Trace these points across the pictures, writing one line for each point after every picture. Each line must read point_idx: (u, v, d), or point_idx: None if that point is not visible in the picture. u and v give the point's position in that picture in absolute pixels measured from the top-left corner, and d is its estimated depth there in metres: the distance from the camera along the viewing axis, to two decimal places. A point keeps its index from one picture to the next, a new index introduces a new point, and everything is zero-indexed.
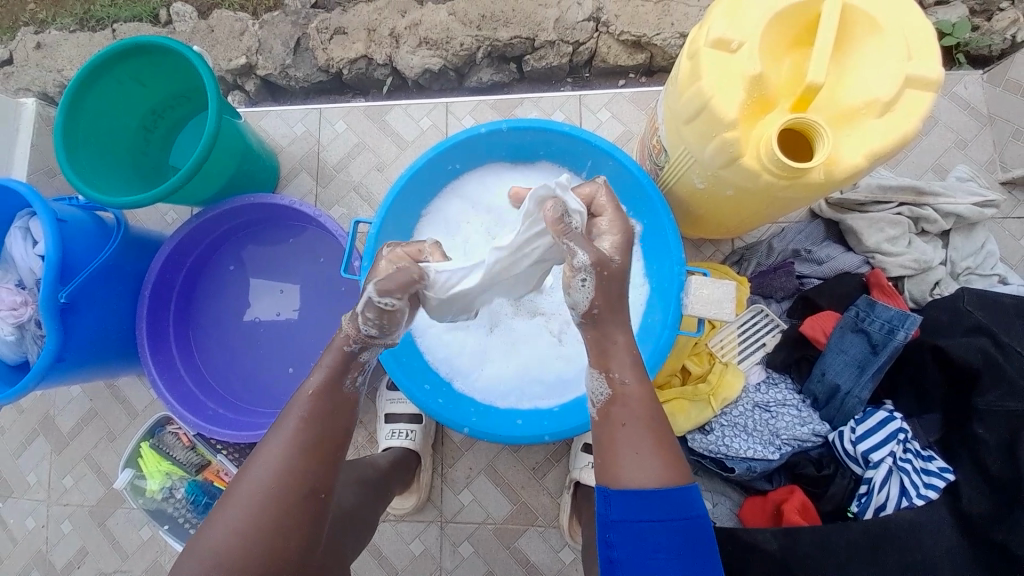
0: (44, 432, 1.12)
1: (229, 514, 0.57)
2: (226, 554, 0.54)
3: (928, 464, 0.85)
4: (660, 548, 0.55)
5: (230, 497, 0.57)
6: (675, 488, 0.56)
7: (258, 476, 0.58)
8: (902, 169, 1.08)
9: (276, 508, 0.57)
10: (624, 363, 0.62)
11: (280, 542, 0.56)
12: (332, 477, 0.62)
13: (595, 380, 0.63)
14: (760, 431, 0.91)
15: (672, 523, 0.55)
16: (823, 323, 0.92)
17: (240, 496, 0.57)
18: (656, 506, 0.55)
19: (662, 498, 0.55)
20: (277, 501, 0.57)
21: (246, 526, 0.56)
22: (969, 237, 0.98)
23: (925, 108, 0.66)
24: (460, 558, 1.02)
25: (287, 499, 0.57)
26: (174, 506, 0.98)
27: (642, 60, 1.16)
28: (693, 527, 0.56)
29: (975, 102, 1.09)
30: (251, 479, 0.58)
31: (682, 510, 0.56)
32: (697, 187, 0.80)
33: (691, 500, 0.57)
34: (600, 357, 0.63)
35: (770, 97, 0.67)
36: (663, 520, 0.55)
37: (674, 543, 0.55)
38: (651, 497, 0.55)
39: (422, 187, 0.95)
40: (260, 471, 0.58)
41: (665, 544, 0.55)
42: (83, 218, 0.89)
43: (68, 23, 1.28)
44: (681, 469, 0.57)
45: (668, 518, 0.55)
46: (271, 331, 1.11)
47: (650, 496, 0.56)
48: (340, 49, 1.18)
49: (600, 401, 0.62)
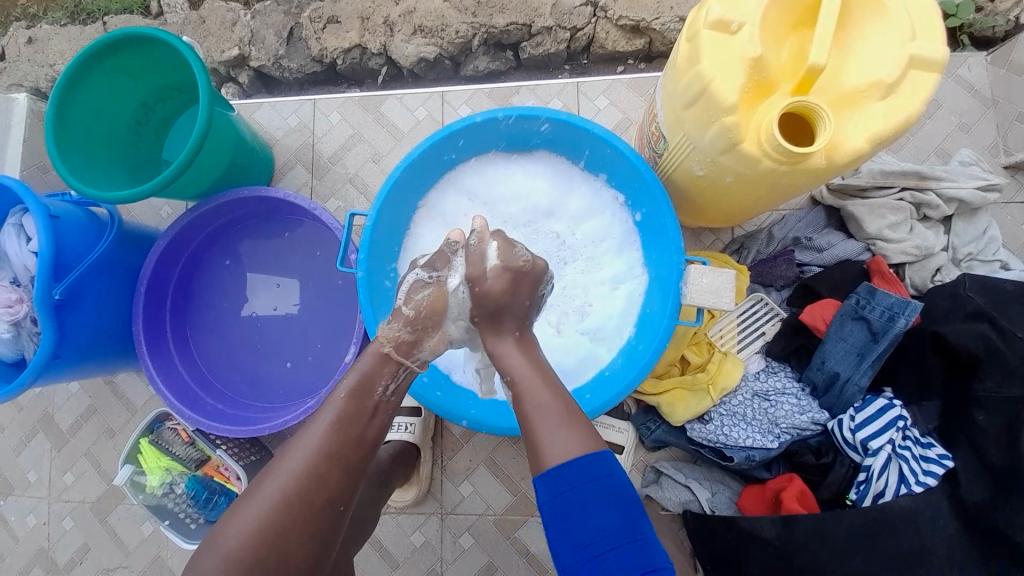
0: (44, 431, 1.12)
1: (244, 511, 0.57)
2: (236, 555, 0.55)
3: (927, 451, 0.85)
4: (584, 520, 0.55)
5: (246, 498, 0.58)
6: (584, 454, 0.57)
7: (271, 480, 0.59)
8: (904, 154, 1.07)
9: (287, 505, 0.57)
10: None
11: (290, 542, 0.57)
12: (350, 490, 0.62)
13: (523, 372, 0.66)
14: (760, 420, 0.91)
15: (592, 486, 0.56)
16: (823, 311, 0.91)
17: (258, 497, 0.58)
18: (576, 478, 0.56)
19: (575, 467, 0.57)
20: (281, 500, 0.57)
21: (261, 527, 0.56)
22: (971, 223, 0.97)
23: (930, 90, 0.64)
24: (461, 550, 1.03)
25: (307, 500, 0.58)
26: (174, 502, 0.99)
27: (640, 46, 1.14)
28: (609, 488, 0.56)
29: (979, 84, 1.07)
30: (266, 484, 0.58)
31: (587, 475, 0.56)
32: (696, 173, 0.79)
33: (603, 462, 0.57)
34: None
35: (770, 82, 0.66)
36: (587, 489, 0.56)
37: (600, 505, 0.55)
38: (568, 471, 0.56)
39: (418, 179, 0.94)
40: (275, 478, 0.59)
41: (593, 511, 0.55)
42: (77, 213, 0.89)
43: (58, 16, 1.26)
44: None
45: (587, 483, 0.56)
46: (269, 325, 1.10)
47: (568, 469, 0.57)
48: (334, 39, 1.16)
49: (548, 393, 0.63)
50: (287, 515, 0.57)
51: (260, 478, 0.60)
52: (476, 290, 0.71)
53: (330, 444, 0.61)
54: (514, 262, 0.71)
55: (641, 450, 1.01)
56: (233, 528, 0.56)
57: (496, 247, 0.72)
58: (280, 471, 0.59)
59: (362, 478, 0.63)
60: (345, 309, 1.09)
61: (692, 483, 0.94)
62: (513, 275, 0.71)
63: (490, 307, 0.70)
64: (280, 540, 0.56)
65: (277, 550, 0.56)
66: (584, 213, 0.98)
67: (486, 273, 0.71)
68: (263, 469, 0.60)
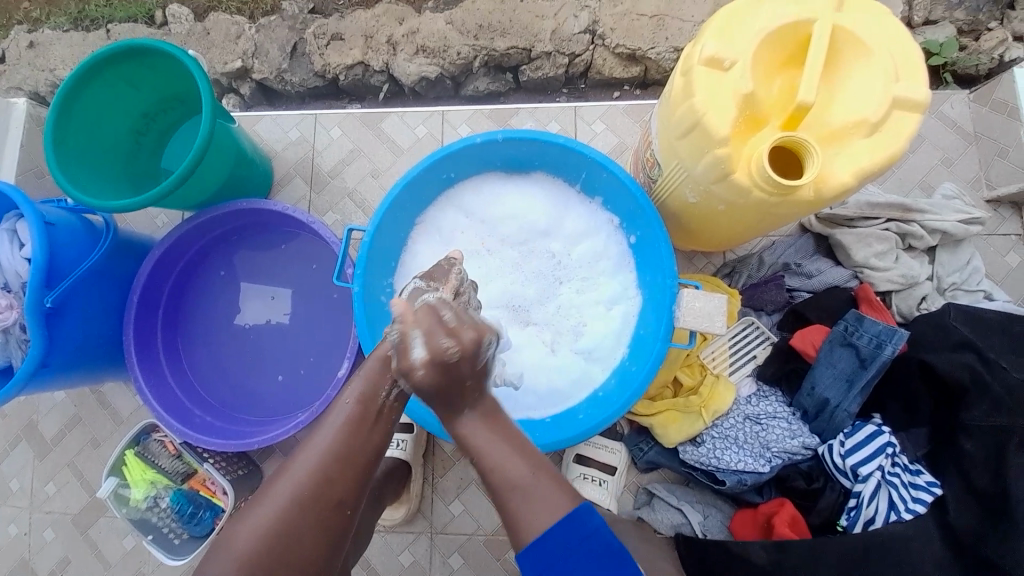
0: (28, 438, 1.10)
1: (251, 522, 0.56)
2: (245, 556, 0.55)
3: (915, 478, 0.85)
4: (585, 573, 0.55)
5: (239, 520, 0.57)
6: (562, 521, 0.55)
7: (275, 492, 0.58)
8: (890, 186, 1.10)
9: (283, 523, 0.56)
10: None
11: (294, 557, 0.56)
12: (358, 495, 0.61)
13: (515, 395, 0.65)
14: (751, 444, 0.92)
15: (581, 548, 0.55)
16: (813, 336, 0.92)
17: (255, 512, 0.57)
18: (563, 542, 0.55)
19: (557, 537, 0.55)
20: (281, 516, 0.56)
21: (265, 545, 0.55)
22: (955, 254, 1.00)
23: (911, 129, 0.67)
24: (450, 570, 1.01)
25: (310, 510, 0.57)
26: (158, 516, 0.96)
27: (637, 72, 1.17)
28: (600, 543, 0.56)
29: (961, 121, 1.12)
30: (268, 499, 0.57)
31: (579, 533, 0.55)
32: (690, 201, 0.81)
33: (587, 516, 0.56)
34: None
35: (761, 115, 0.68)
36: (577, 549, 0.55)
37: (591, 563, 0.55)
38: (550, 539, 0.55)
39: (416, 196, 0.94)
40: (281, 487, 0.58)
41: (587, 562, 0.55)
42: (72, 221, 0.88)
43: (61, 22, 1.27)
44: None
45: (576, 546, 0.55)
46: (261, 336, 1.10)
47: (550, 539, 0.55)
48: (337, 56, 1.18)
49: None
50: (290, 527, 0.56)
51: (255, 496, 0.58)
52: (411, 383, 0.56)
53: (338, 451, 0.60)
54: (441, 351, 0.54)
55: (634, 471, 1.01)
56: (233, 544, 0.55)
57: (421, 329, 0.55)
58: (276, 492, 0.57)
59: (369, 486, 0.62)
60: (339, 322, 1.08)
61: (684, 506, 0.94)
62: (442, 360, 0.54)
63: (434, 395, 0.56)
64: (288, 552, 0.56)
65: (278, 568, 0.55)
66: (581, 233, 0.99)
67: (415, 364, 0.55)
68: (263, 483, 0.59)
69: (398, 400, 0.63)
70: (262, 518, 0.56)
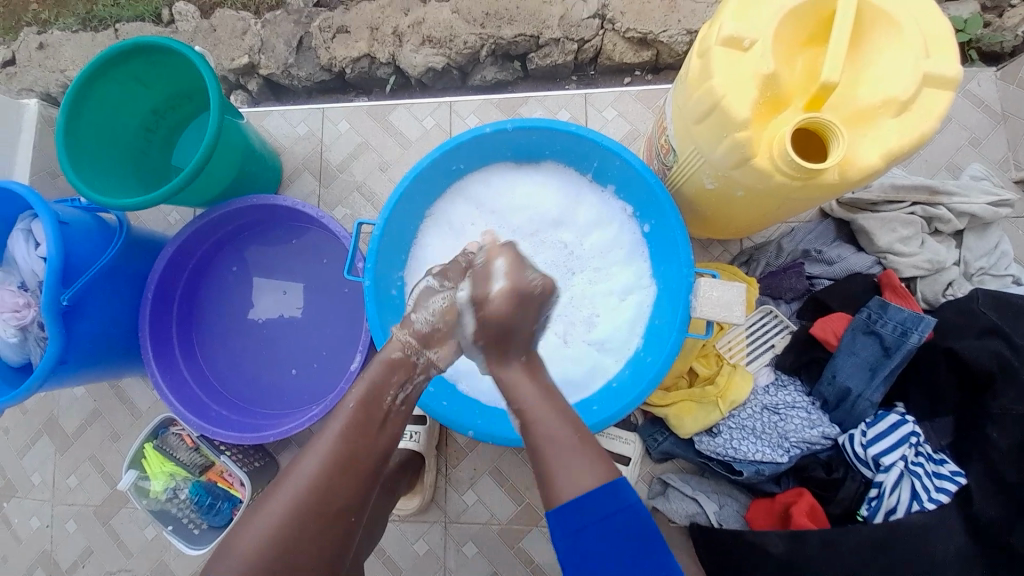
0: (49, 432, 1.12)
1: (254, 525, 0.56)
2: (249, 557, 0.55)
3: (940, 468, 0.83)
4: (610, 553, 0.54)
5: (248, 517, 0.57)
6: (598, 489, 0.55)
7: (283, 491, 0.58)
8: (913, 168, 1.06)
9: (298, 516, 0.56)
10: None
11: (302, 551, 0.56)
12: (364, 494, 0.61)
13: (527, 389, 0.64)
14: (769, 434, 0.90)
15: (609, 520, 0.55)
16: (834, 324, 0.90)
17: (270, 505, 0.57)
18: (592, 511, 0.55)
19: (592, 502, 0.55)
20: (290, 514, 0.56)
21: (275, 537, 0.55)
22: (982, 237, 0.96)
23: (942, 107, 0.64)
24: (464, 558, 1.01)
25: (316, 507, 0.57)
26: (178, 507, 0.98)
27: (647, 57, 1.14)
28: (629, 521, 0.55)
29: (989, 100, 1.07)
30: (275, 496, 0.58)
31: (609, 507, 0.55)
32: (707, 187, 0.79)
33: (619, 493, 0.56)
34: None
35: (783, 96, 0.66)
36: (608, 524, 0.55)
37: (616, 541, 0.54)
38: (585, 503, 0.55)
39: (426, 187, 0.93)
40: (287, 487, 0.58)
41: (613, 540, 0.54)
42: (85, 219, 0.89)
43: (71, 23, 1.28)
44: None
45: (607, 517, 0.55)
46: (274, 332, 1.10)
47: (584, 504, 0.55)
48: (343, 49, 1.17)
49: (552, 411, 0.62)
50: (293, 526, 0.56)
51: (268, 491, 0.59)
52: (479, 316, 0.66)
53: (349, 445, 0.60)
54: (524, 285, 0.66)
55: (648, 461, 0.99)
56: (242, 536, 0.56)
57: (504, 265, 0.68)
58: (291, 483, 0.58)
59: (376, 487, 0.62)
60: (351, 316, 1.08)
61: (699, 496, 0.92)
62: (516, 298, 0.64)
63: (494, 331, 0.64)
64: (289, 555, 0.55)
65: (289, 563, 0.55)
66: (592, 223, 0.97)
67: (492, 294, 0.65)
68: (274, 478, 0.60)
69: (403, 403, 0.66)
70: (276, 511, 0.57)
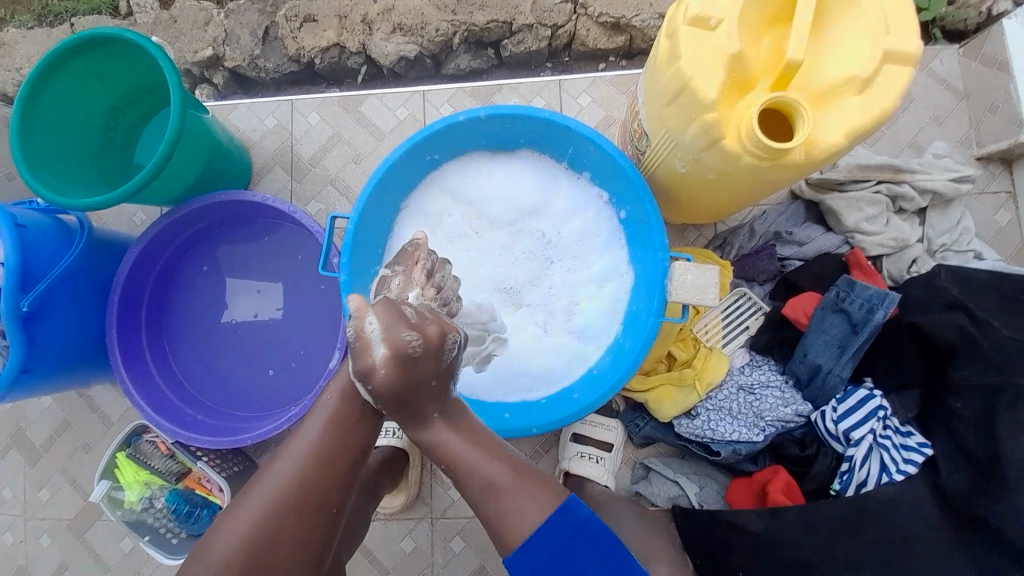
0: (20, 446, 1.09)
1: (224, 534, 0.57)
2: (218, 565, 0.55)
3: (907, 440, 0.87)
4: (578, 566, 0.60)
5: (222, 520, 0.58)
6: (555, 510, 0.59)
7: (257, 497, 0.57)
8: (879, 148, 1.09)
9: (279, 514, 0.57)
10: None
11: (278, 554, 0.56)
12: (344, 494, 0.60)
13: None
14: (745, 414, 0.92)
15: (572, 537, 0.59)
16: (805, 304, 0.92)
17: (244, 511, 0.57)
18: (550, 533, 0.59)
19: (550, 528, 0.59)
20: (266, 522, 0.56)
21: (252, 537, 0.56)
22: (945, 214, 0.99)
23: (903, 85, 0.65)
24: (452, 553, 1.03)
25: (288, 507, 0.57)
26: (154, 517, 0.97)
27: (621, 43, 1.14)
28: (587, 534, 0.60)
29: (951, 78, 1.10)
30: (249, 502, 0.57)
31: (569, 526, 0.59)
32: (679, 171, 0.80)
33: (573, 511, 0.60)
34: None
35: (749, 77, 0.66)
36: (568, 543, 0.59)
37: (586, 551, 0.60)
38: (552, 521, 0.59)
39: (400, 178, 0.92)
40: (261, 492, 0.57)
41: (582, 553, 0.60)
42: (46, 222, 0.85)
43: (26, 20, 1.21)
44: None
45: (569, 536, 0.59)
46: (251, 331, 1.08)
47: (544, 532, 0.59)
48: (311, 38, 1.14)
49: None
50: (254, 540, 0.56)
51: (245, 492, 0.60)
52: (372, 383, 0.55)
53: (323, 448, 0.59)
54: (401, 347, 0.52)
55: (630, 447, 1.01)
56: (215, 547, 0.57)
57: (413, 302, 0.59)
58: (261, 486, 0.58)
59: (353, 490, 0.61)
60: (330, 313, 1.07)
61: (681, 479, 0.95)
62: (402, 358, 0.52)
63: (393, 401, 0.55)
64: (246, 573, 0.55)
65: (258, 565, 0.56)
66: (570, 211, 0.98)
67: (374, 366, 0.52)
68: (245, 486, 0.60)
69: (382, 393, 0.61)
70: (255, 509, 0.57)
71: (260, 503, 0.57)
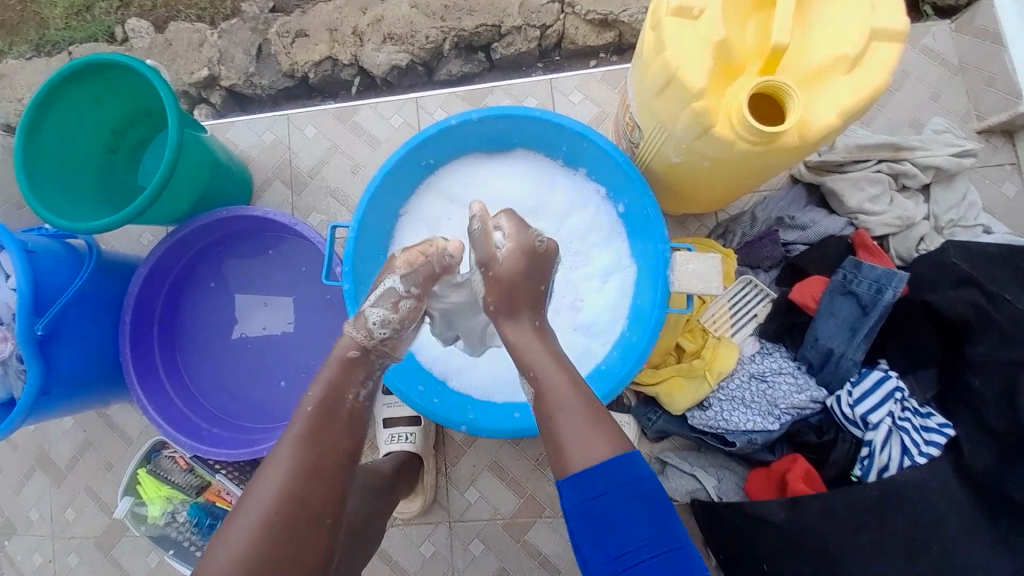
0: (39, 469, 1.10)
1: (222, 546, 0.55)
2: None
3: (928, 421, 0.85)
4: (623, 522, 0.55)
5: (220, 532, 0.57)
6: (602, 466, 0.57)
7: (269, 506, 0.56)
8: (879, 127, 1.08)
9: (278, 527, 0.56)
10: None
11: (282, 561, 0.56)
12: (339, 502, 0.60)
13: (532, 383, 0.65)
14: (759, 402, 0.91)
15: (624, 488, 0.56)
16: (812, 289, 0.91)
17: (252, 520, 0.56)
18: (602, 480, 0.56)
19: (603, 470, 0.56)
20: (272, 530, 0.56)
21: (251, 555, 0.55)
22: (950, 189, 0.98)
23: (895, 60, 0.64)
24: (472, 556, 1.02)
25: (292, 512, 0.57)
26: (177, 530, 0.97)
27: (611, 39, 1.14)
28: (641, 488, 0.56)
29: (947, 53, 1.09)
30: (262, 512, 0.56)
31: (623, 477, 0.56)
32: (673, 161, 0.79)
33: (632, 464, 0.57)
34: None
35: (736, 63, 0.66)
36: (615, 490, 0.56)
37: (634, 510, 0.55)
38: (603, 471, 0.56)
39: (398, 185, 0.92)
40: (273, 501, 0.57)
41: (628, 514, 0.55)
42: (56, 247, 0.86)
43: (23, 50, 1.24)
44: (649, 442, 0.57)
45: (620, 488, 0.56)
46: (258, 345, 1.09)
47: (595, 475, 0.57)
48: (304, 53, 1.15)
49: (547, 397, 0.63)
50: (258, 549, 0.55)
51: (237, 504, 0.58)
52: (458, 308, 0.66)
53: None
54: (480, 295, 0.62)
55: (645, 442, 1.00)
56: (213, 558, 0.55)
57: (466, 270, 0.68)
58: (262, 493, 0.57)
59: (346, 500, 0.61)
60: (335, 323, 1.07)
61: (698, 472, 0.94)
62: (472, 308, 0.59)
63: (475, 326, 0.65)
64: None
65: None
66: (570, 208, 0.97)
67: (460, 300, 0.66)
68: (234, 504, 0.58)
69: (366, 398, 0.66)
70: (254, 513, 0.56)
71: (263, 508, 0.56)
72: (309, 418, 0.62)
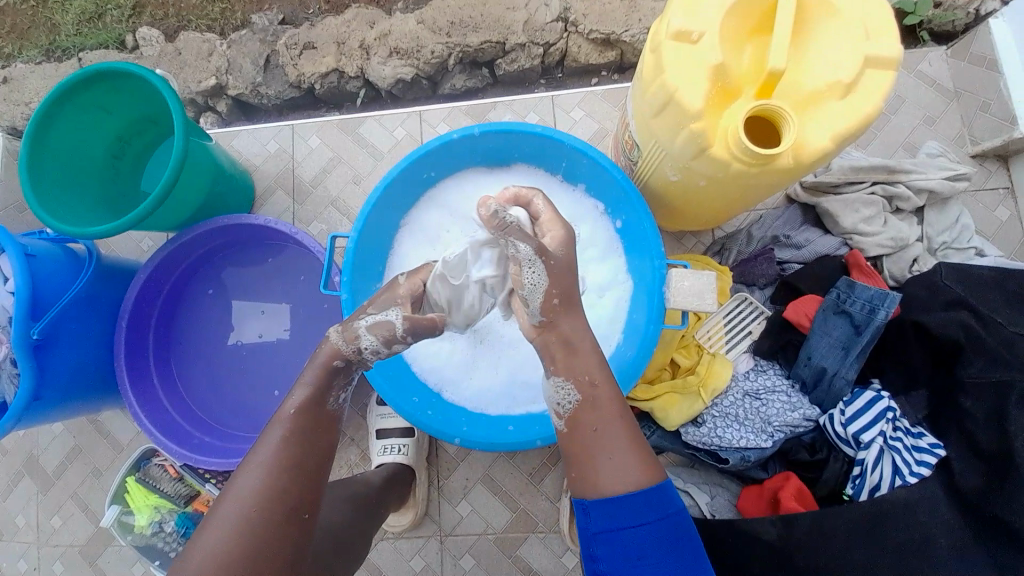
0: (30, 474, 1.09)
1: (206, 540, 0.55)
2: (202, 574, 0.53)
3: (919, 441, 0.84)
4: (648, 553, 0.55)
5: (206, 525, 0.56)
6: (631, 495, 0.55)
7: (254, 513, 0.56)
8: (873, 149, 1.10)
9: (257, 526, 0.56)
10: (592, 364, 0.61)
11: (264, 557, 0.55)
12: (315, 493, 0.61)
13: (562, 390, 0.60)
14: (752, 420, 0.91)
15: (653, 522, 0.55)
16: (806, 307, 0.92)
17: (236, 521, 0.56)
18: (629, 510, 0.55)
19: (635, 500, 0.55)
20: (255, 533, 0.56)
21: (231, 551, 0.54)
22: (943, 212, 0.99)
23: (887, 87, 0.66)
24: (462, 571, 1.01)
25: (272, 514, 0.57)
26: (164, 541, 0.96)
27: (613, 57, 1.16)
28: (671, 524, 0.56)
29: (940, 78, 1.11)
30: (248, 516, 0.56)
31: (653, 511, 0.55)
32: (670, 179, 0.80)
33: (665, 496, 0.56)
34: (569, 360, 0.61)
35: (733, 87, 0.68)
36: (641, 521, 0.55)
37: (662, 544, 0.55)
38: (629, 499, 0.55)
39: (398, 197, 0.94)
40: (258, 509, 0.56)
41: (655, 547, 0.55)
42: (56, 251, 0.87)
43: (34, 55, 1.26)
44: (651, 467, 0.57)
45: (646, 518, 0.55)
46: (255, 353, 1.09)
47: (624, 503, 0.55)
48: (310, 65, 1.17)
49: (568, 412, 0.60)
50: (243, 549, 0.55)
51: (221, 497, 0.58)
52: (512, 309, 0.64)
53: None
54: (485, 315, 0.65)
55: None
56: (196, 552, 0.55)
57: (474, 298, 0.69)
58: (241, 490, 0.57)
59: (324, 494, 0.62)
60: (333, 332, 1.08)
61: (691, 488, 0.93)
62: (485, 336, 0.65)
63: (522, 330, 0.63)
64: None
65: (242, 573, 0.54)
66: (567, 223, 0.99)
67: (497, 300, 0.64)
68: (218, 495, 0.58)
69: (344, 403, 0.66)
70: (232, 510, 0.57)
71: (241, 506, 0.56)
72: (296, 425, 0.61)
